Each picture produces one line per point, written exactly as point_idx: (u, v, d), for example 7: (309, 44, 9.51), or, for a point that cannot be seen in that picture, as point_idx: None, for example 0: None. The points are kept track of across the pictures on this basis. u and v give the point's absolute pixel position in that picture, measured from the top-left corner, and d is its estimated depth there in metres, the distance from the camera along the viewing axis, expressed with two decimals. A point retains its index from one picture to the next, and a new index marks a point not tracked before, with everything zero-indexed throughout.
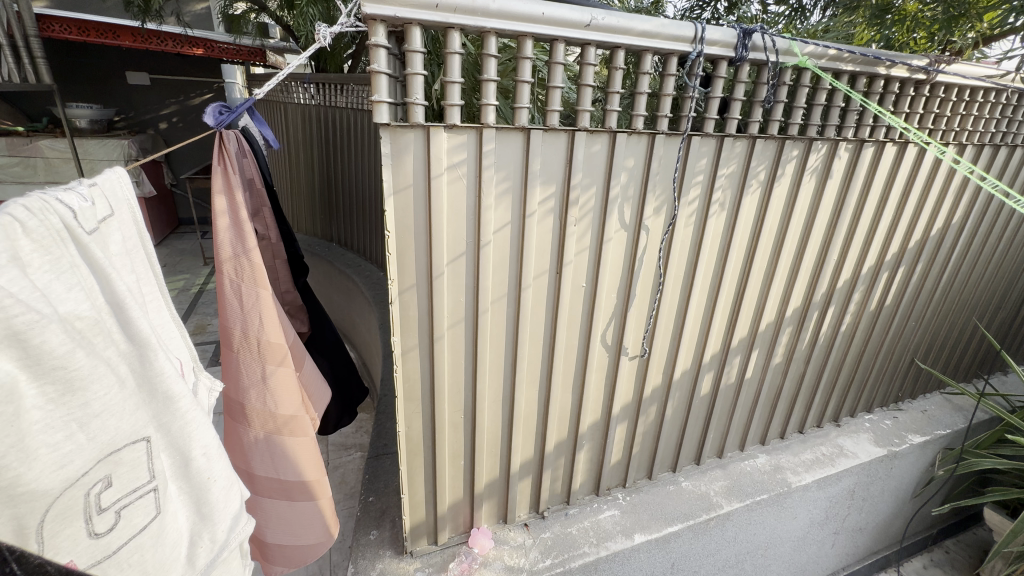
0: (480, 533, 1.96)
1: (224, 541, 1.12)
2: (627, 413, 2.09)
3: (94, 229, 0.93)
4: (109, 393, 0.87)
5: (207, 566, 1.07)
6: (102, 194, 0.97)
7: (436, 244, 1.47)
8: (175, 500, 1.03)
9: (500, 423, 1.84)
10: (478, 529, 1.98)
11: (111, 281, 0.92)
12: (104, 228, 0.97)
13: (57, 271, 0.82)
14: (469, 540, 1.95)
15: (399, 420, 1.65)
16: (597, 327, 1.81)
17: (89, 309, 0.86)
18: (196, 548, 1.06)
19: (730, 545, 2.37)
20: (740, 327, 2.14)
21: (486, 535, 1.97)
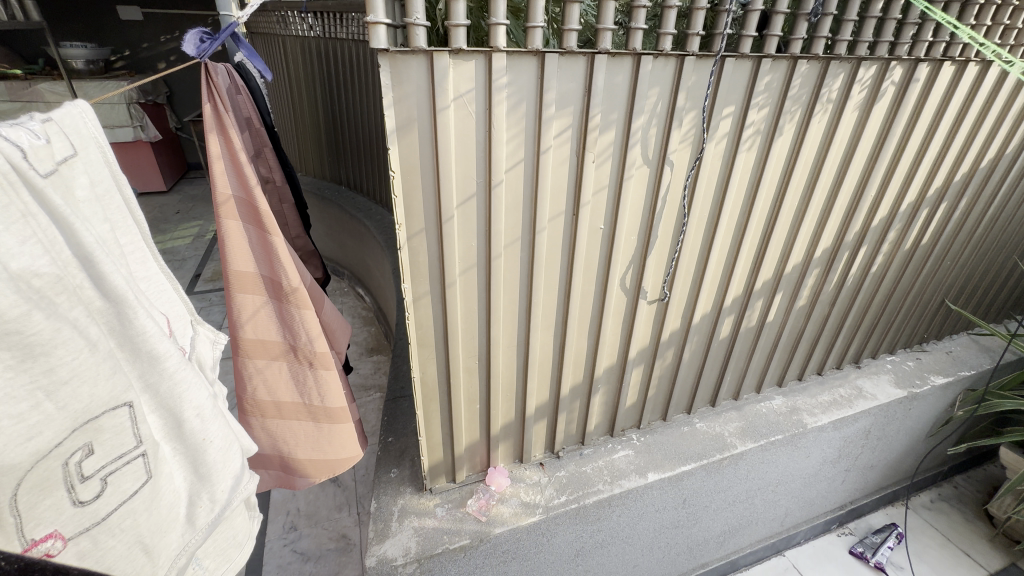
0: (497, 472, 2.02)
1: (225, 501, 1.17)
2: (644, 356, 2.06)
3: (50, 171, 0.86)
4: (78, 359, 0.86)
5: (208, 524, 1.14)
6: (60, 131, 0.90)
7: (445, 185, 1.38)
8: (170, 461, 1.07)
9: (516, 369, 1.83)
10: (494, 469, 2.04)
11: (78, 233, 0.86)
12: (66, 170, 0.90)
13: (8, 224, 0.76)
14: (487, 479, 2.01)
15: (413, 366, 1.64)
16: (615, 270, 1.74)
17: (50, 267, 0.82)
18: (195, 508, 1.12)
19: (741, 482, 2.41)
20: (766, 269, 2.05)
21: (503, 474, 2.03)
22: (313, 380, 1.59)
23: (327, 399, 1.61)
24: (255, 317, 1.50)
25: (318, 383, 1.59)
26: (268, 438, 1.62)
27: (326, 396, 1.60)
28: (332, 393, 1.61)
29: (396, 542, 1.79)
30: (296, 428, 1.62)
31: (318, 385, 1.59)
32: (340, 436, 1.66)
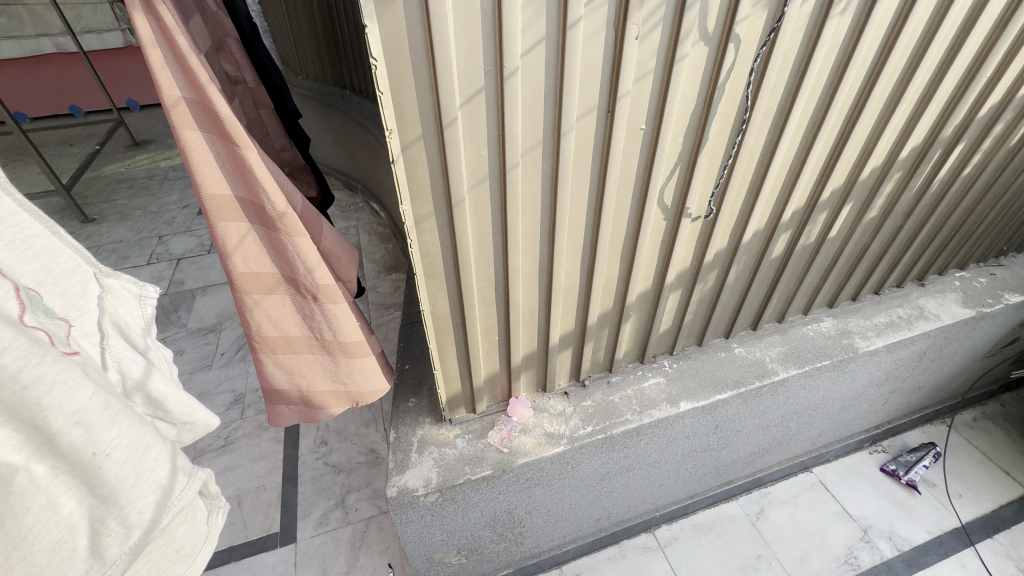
0: (519, 403, 1.91)
1: (140, 523, 0.94)
2: (683, 280, 1.83)
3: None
4: None
5: (120, 552, 0.91)
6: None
7: (444, 77, 1.07)
8: (49, 487, 0.80)
9: (538, 298, 1.63)
10: (516, 399, 1.92)
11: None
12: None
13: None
14: (509, 410, 1.91)
15: (422, 299, 1.46)
16: (657, 182, 1.45)
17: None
18: (99, 535, 0.88)
19: (778, 408, 2.28)
20: (838, 175, 1.71)
21: (525, 405, 1.92)
22: (324, 319, 1.34)
23: (343, 336, 1.38)
24: (244, 247, 1.18)
25: (331, 321, 1.34)
26: (283, 380, 1.43)
27: (342, 335, 1.37)
28: (349, 331, 1.37)
29: (417, 473, 1.75)
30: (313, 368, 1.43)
31: (331, 323, 1.35)
32: (362, 373, 1.47)
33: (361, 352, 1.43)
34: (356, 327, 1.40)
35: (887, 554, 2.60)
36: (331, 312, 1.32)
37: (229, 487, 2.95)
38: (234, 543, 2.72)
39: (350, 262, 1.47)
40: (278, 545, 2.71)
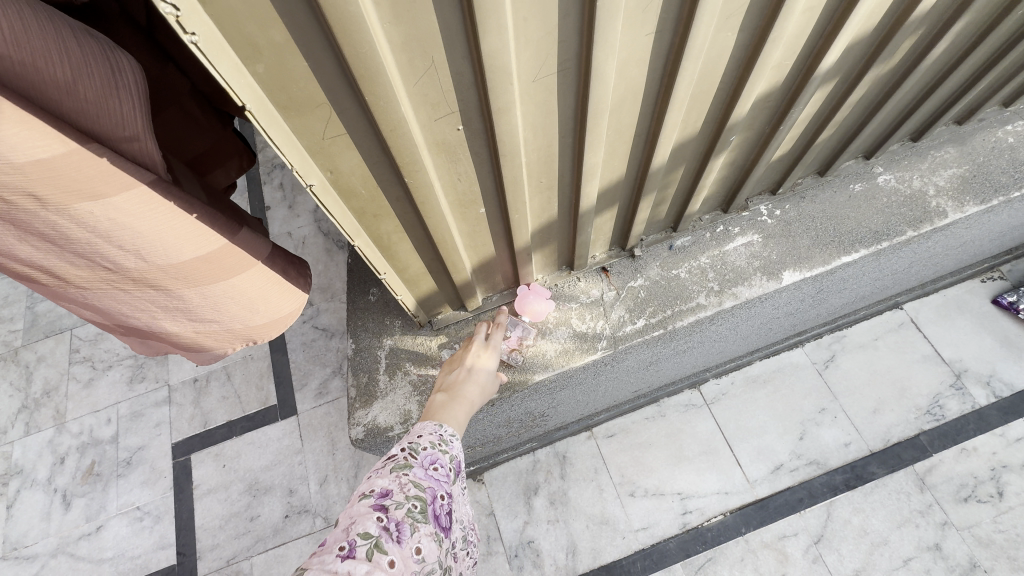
0: (531, 298, 1.23)
1: None
2: (847, 62, 0.91)
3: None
4: None
5: None
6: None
7: None
8: None
9: (558, 128, 0.80)
10: (526, 290, 1.24)
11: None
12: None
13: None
14: (516, 309, 1.25)
15: (300, 160, 0.66)
16: None
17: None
18: None
19: (913, 257, 1.56)
20: None
21: (541, 299, 1.23)
22: (109, 241, 0.76)
23: (158, 260, 0.82)
24: None
25: (125, 243, 0.77)
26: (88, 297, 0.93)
27: (146, 259, 0.81)
28: (163, 249, 0.81)
29: (391, 403, 1.22)
30: (141, 304, 0.92)
31: (112, 243, 0.77)
32: (223, 299, 0.96)
33: (194, 277, 0.88)
34: (175, 243, 0.81)
35: (981, 402, 2.19)
36: (111, 224, 0.74)
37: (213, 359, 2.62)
38: (232, 417, 2.49)
39: (130, 88, 0.75)
40: (279, 417, 2.47)
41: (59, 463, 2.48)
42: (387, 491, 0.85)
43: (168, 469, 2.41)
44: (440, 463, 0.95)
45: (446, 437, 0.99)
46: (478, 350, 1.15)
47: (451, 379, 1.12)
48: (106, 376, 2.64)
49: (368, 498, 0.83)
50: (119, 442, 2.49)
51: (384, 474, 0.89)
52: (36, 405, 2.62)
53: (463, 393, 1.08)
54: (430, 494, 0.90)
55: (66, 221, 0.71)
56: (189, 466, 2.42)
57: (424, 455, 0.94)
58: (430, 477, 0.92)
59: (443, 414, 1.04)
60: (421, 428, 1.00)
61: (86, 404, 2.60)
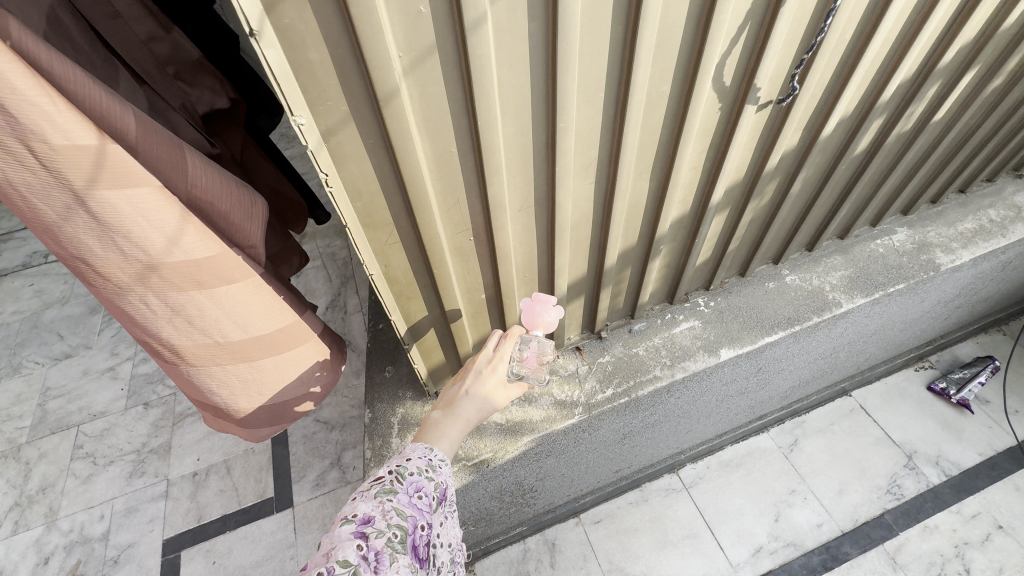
0: (536, 311, 1.13)
1: None
2: (732, 197, 1.34)
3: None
4: None
5: None
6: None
7: None
8: None
9: (537, 240, 1.18)
10: (532, 303, 1.14)
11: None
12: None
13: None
14: (524, 321, 1.16)
15: (367, 258, 1.01)
16: (711, 51, 0.92)
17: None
18: None
19: (831, 341, 1.90)
20: (969, 21, 1.14)
21: (547, 308, 1.13)
22: (231, 317, 1.01)
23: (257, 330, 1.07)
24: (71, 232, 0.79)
25: (239, 317, 1.02)
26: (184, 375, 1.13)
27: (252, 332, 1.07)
28: (264, 320, 1.08)
29: None
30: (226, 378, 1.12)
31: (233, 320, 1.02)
32: (288, 366, 1.20)
33: (279, 347, 1.15)
34: (268, 318, 1.09)
35: (934, 480, 2.37)
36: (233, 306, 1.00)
37: (215, 453, 2.73)
38: (227, 511, 2.54)
39: (257, 213, 1.05)
40: (274, 510, 2.52)
41: (42, 564, 2.44)
42: (370, 517, 0.84)
43: (156, 568, 2.39)
44: (424, 491, 0.92)
45: (434, 462, 0.97)
46: (483, 364, 1.12)
47: (451, 393, 1.09)
48: (106, 472, 2.71)
49: (349, 524, 0.82)
50: (109, 539, 2.49)
51: (367, 498, 0.87)
52: (29, 502, 2.64)
53: (461, 411, 1.05)
54: (411, 524, 0.88)
55: (211, 300, 0.96)
56: (177, 564, 2.40)
57: (409, 481, 0.91)
58: (412, 504, 0.90)
59: (440, 434, 1.03)
60: (410, 450, 0.98)
61: (80, 501, 2.63)
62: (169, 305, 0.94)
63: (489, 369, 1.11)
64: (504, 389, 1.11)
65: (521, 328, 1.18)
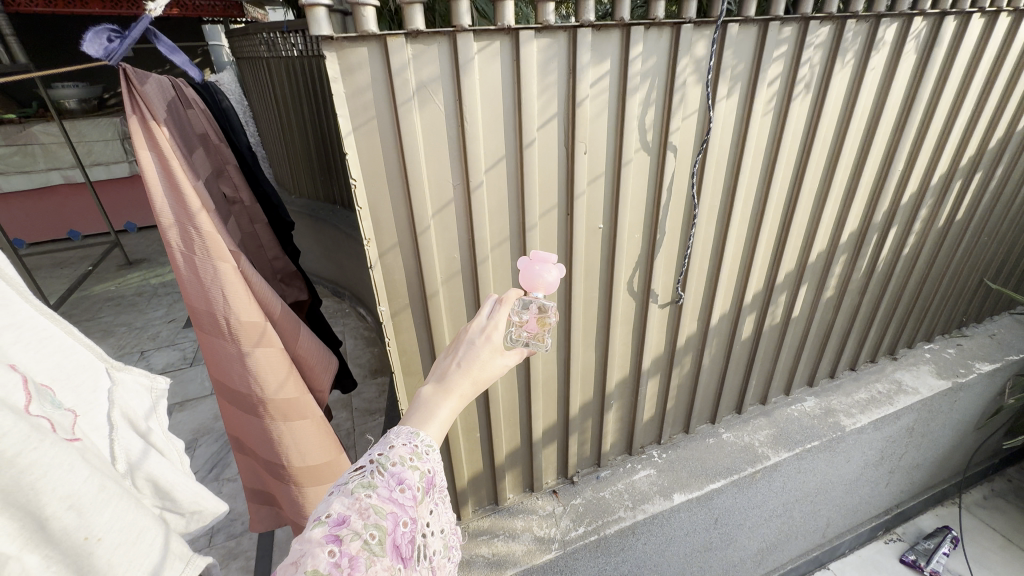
0: (535, 270, 1.02)
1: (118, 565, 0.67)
2: (659, 366, 1.86)
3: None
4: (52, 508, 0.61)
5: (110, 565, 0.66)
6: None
7: (415, 191, 1.20)
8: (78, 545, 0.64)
9: (518, 391, 1.65)
10: (531, 262, 1.03)
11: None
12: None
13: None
14: (523, 285, 1.05)
15: (400, 397, 1.48)
16: (620, 275, 1.55)
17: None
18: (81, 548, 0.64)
19: (777, 496, 2.19)
20: (788, 259, 1.84)
21: (549, 266, 1.03)
22: (292, 445, 1.34)
23: (309, 460, 1.38)
24: (225, 364, 1.26)
25: (299, 446, 1.35)
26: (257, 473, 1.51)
27: (304, 461, 1.37)
28: (315, 453, 1.38)
29: None
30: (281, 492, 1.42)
31: (295, 448, 1.35)
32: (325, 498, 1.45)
33: (323, 479, 1.42)
34: (320, 451, 1.39)
35: None
36: (297, 436, 1.34)
37: None
38: None
39: (330, 370, 1.53)
40: None
41: None
42: (344, 518, 0.67)
43: None
44: (408, 483, 0.74)
45: (421, 450, 0.78)
46: (475, 335, 0.87)
47: (442, 362, 0.86)
48: None
49: (320, 527, 0.65)
50: None
51: (342, 494, 0.69)
52: None
53: (452, 385, 0.83)
54: (392, 523, 0.70)
55: (285, 428, 1.32)
56: None
57: (390, 473, 0.74)
58: (394, 499, 0.72)
59: (425, 415, 0.82)
60: (393, 436, 0.79)
61: None
62: (261, 427, 1.32)
63: (484, 345, 0.86)
64: (502, 356, 0.86)
65: (521, 290, 0.93)
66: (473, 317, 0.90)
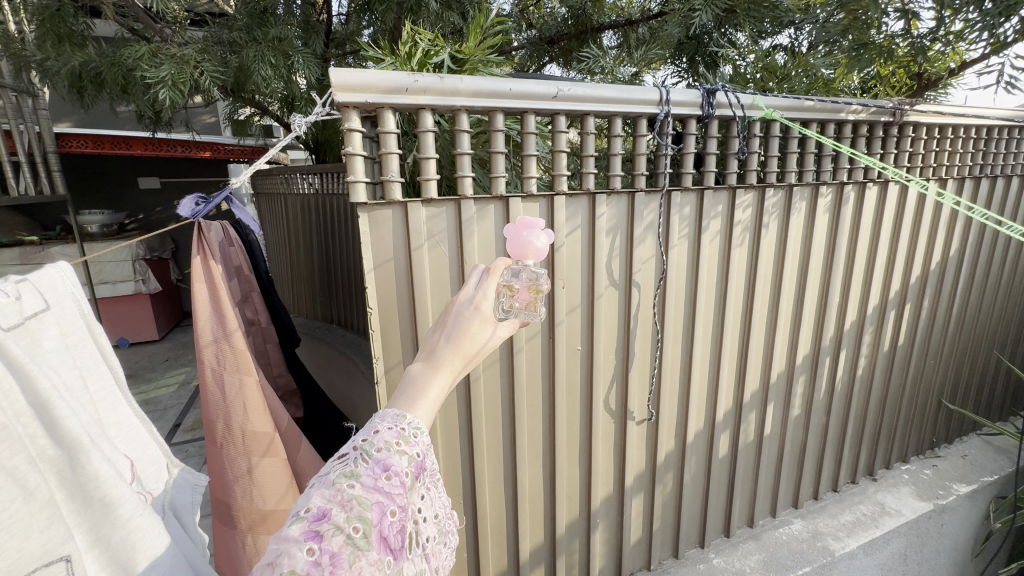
0: (524, 236, 1.01)
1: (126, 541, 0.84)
2: (642, 483, 1.93)
3: (17, 325, 0.79)
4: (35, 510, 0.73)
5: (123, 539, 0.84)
6: (34, 289, 0.86)
7: (420, 318, 1.42)
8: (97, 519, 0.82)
9: (505, 507, 1.69)
10: (519, 230, 1.02)
11: (35, 377, 0.76)
12: (35, 323, 0.84)
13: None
14: (511, 254, 1.04)
15: None
16: (598, 393, 1.72)
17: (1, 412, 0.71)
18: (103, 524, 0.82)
19: None
20: (750, 380, 2.03)
21: (536, 233, 1.02)
22: None
23: None
24: (231, 474, 1.42)
25: None
26: None
27: None
28: None
29: None
30: None
31: None
32: None
33: None
34: None
35: None
36: None
37: None
38: None
39: None
40: None
41: None
42: (325, 512, 0.67)
43: None
44: (395, 470, 0.74)
45: (408, 434, 0.78)
46: (463, 308, 0.86)
47: (431, 339, 0.85)
48: None
49: (299, 524, 0.65)
50: None
51: (324, 486, 0.69)
52: None
53: (442, 361, 0.82)
54: (377, 515, 0.70)
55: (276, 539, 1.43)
56: None
57: (375, 460, 0.73)
58: (379, 488, 0.72)
59: (414, 395, 0.82)
60: (378, 421, 0.78)
61: None
62: (252, 540, 1.41)
63: (473, 317, 0.85)
64: (491, 329, 0.86)
65: (508, 260, 0.93)
66: (460, 287, 0.89)
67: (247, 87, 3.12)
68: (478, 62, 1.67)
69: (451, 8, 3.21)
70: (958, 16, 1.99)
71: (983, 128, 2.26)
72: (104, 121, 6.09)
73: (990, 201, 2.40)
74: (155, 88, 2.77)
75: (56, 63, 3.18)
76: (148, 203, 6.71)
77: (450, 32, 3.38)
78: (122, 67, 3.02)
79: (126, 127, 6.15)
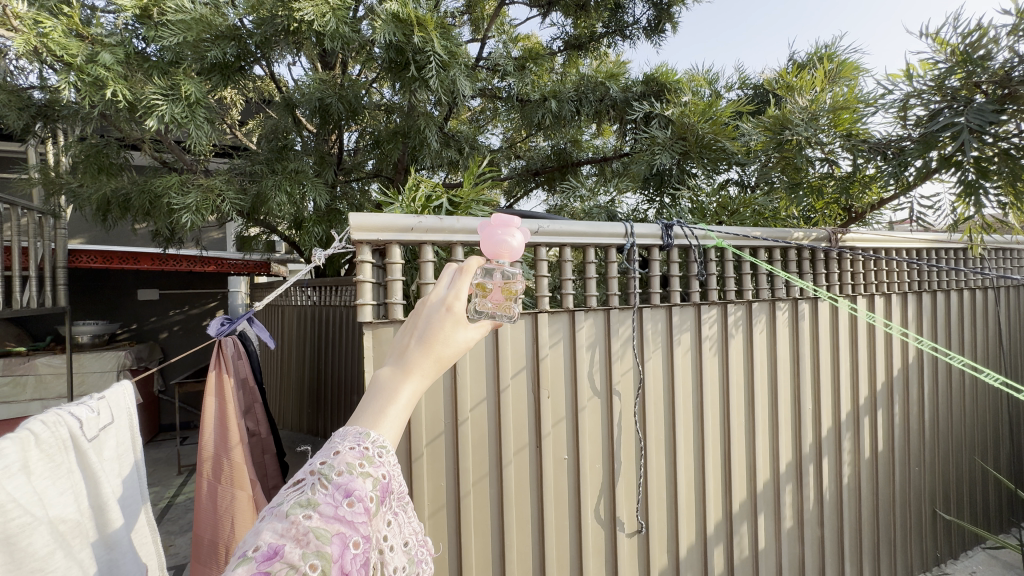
0: (497, 235, 0.92)
1: None
2: None
3: (93, 436, 0.99)
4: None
5: None
6: (107, 406, 1.06)
7: (415, 427, 1.51)
8: None
9: None
10: (499, 227, 0.94)
11: (100, 483, 0.97)
12: (102, 435, 1.03)
13: (55, 477, 0.87)
14: (486, 254, 0.94)
15: None
16: (587, 503, 1.74)
17: (73, 512, 0.90)
18: None
19: None
20: (737, 490, 2.06)
21: (511, 231, 0.93)
22: None
23: None
24: None
25: None
26: None
27: None
28: None
29: None
30: None
31: None
32: None
33: None
34: None
35: None
36: None
37: None
38: None
39: None
40: None
41: None
42: (277, 549, 0.66)
43: None
44: (357, 495, 0.73)
45: (371, 453, 0.76)
46: (434, 309, 0.83)
47: (399, 341, 0.83)
48: None
49: (247, 564, 0.64)
50: None
51: (277, 520, 0.67)
52: None
53: (411, 365, 0.80)
54: (338, 548, 0.69)
55: None
56: None
57: (335, 485, 0.72)
58: (340, 517, 0.70)
59: (379, 407, 0.80)
60: (339, 441, 0.77)
61: None
62: None
63: (444, 319, 0.82)
64: (466, 330, 0.83)
65: (482, 260, 0.89)
66: (432, 289, 0.86)
67: (261, 211, 3.42)
68: (470, 203, 1.96)
69: (449, 146, 3.70)
70: (869, 162, 2.43)
71: (911, 250, 2.60)
72: (117, 237, 6.47)
73: (934, 314, 2.65)
74: (178, 213, 3.06)
75: (89, 190, 3.50)
76: (143, 313, 6.82)
77: (447, 166, 3.88)
78: (149, 194, 3.34)
79: (138, 243, 6.50)
